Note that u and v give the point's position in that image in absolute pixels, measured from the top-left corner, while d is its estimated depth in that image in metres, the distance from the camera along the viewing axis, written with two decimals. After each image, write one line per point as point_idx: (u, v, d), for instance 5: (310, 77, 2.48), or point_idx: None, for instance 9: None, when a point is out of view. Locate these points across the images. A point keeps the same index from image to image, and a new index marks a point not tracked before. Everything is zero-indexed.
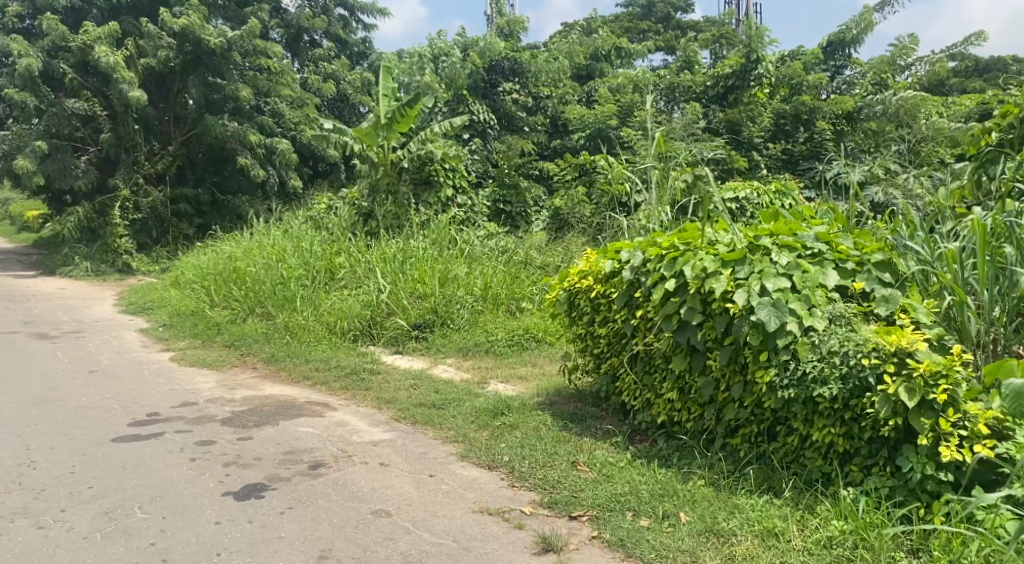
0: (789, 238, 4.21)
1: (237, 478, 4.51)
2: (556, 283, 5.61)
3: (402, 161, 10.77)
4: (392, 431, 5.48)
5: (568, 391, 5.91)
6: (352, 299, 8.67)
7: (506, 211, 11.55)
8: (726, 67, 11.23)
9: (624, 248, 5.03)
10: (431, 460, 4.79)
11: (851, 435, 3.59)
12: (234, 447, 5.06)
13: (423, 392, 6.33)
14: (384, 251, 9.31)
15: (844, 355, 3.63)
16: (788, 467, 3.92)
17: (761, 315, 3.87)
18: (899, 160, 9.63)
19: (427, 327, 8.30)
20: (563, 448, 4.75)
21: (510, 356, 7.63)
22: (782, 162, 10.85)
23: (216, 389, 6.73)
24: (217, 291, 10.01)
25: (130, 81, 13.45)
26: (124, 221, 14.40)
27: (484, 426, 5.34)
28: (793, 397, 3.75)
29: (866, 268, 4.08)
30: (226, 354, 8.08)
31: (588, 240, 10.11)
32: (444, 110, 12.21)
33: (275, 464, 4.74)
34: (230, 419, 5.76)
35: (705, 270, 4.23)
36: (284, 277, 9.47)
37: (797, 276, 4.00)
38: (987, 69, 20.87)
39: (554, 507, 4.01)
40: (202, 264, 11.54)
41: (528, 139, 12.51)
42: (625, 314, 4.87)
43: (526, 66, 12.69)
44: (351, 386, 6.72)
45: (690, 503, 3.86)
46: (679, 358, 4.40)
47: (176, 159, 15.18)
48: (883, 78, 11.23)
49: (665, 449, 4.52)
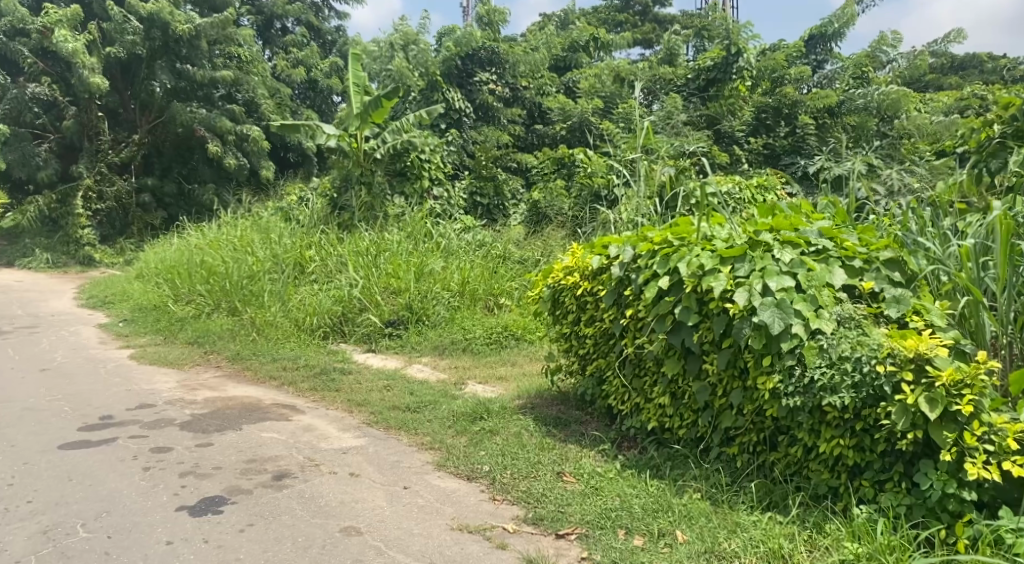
0: (791, 234, 3.93)
1: (193, 490, 4.14)
2: (540, 279, 5.30)
3: (375, 152, 10.23)
4: (363, 436, 5.13)
5: (551, 393, 5.61)
6: (323, 295, 8.28)
7: (483, 204, 11.18)
8: (707, 59, 11.12)
9: (612, 243, 4.72)
10: (406, 470, 4.45)
11: (862, 447, 3.33)
12: (191, 455, 4.68)
13: (397, 393, 5.98)
14: (357, 245, 8.93)
15: (856, 361, 3.35)
16: (790, 479, 3.65)
17: (764, 317, 3.57)
18: (881, 157, 9.48)
19: (401, 324, 7.96)
20: (546, 457, 4.44)
21: (488, 355, 7.31)
22: (764, 158, 10.41)
23: (176, 389, 6.34)
24: (182, 284, 9.57)
25: (92, 68, 12.92)
26: (86, 212, 13.77)
27: (461, 432, 5.01)
28: (799, 406, 3.47)
29: (875, 266, 3.79)
30: (188, 351, 7.67)
31: (567, 234, 9.80)
32: (418, 99, 11.81)
33: (235, 474, 4.38)
34: (189, 423, 5.37)
35: (702, 267, 3.94)
36: (252, 270, 9.06)
37: (803, 274, 3.71)
38: (963, 66, 20.82)
39: (539, 524, 3.71)
40: (166, 256, 11.09)
41: (505, 130, 12.20)
42: (613, 314, 4.56)
43: (504, 56, 12.34)
44: (320, 386, 6.35)
45: (686, 520, 3.58)
46: (672, 361, 4.12)
47: (141, 147, 14.50)
48: (865, 73, 10.84)
49: (656, 458, 4.23)
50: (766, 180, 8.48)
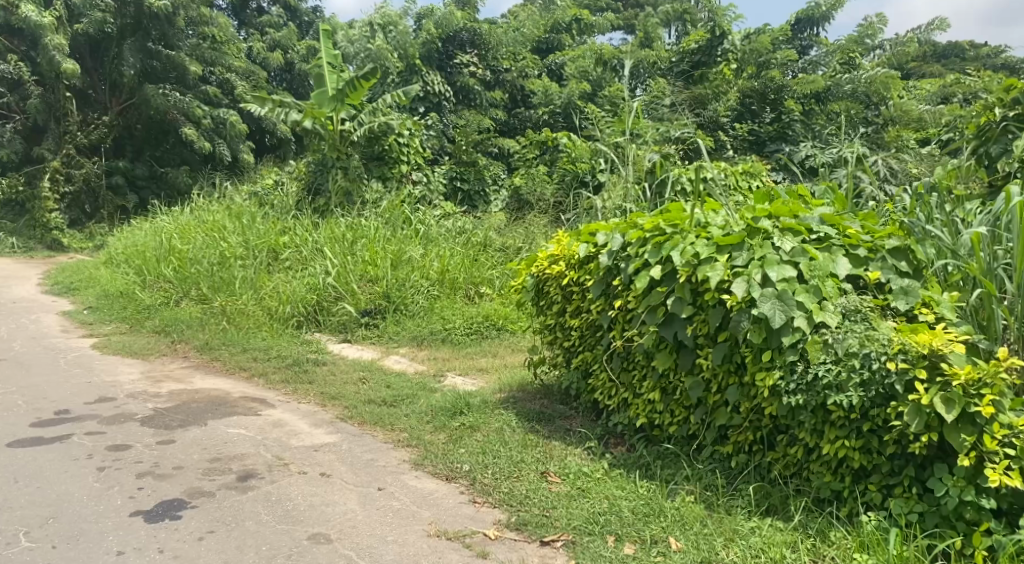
0: (791, 221, 3.70)
1: (150, 493, 3.86)
2: (523, 268, 5.05)
3: (352, 134, 9.92)
4: (336, 433, 4.85)
5: (534, 387, 5.37)
6: (296, 283, 7.97)
7: (463, 190, 10.86)
8: (692, 42, 11.06)
9: (599, 230, 4.47)
10: (380, 470, 4.18)
11: (869, 449, 3.11)
12: (151, 453, 4.39)
13: (372, 387, 5.70)
14: (333, 230, 8.62)
15: (864, 357, 3.12)
16: (790, 481, 3.44)
17: (765, 310, 3.36)
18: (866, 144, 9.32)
19: (378, 314, 7.66)
20: (530, 455, 4.20)
21: (469, 346, 7.08)
22: (749, 144, 10.10)
23: (140, 382, 6.02)
24: (150, 271, 9.20)
25: (64, 50, 12.45)
26: (53, 195, 13.25)
27: (440, 428, 4.74)
28: (801, 405, 3.25)
29: (881, 255, 3.54)
30: (155, 341, 7.33)
31: (550, 221, 9.54)
32: (395, 81, 11.38)
33: (196, 475, 4.09)
34: (151, 419, 5.06)
35: (697, 256, 3.71)
36: (223, 258, 8.74)
37: (804, 264, 3.48)
38: (945, 55, 20.68)
39: (522, 530, 3.46)
40: (136, 241, 10.70)
41: (486, 114, 11.85)
42: (601, 305, 4.31)
43: (486, 38, 12.09)
44: (292, 378, 6.07)
45: (680, 525, 3.35)
46: (664, 355, 3.88)
47: (111, 129, 13.97)
48: (852, 59, 10.60)
49: (645, 457, 4.00)
50: (752, 165, 8.17)
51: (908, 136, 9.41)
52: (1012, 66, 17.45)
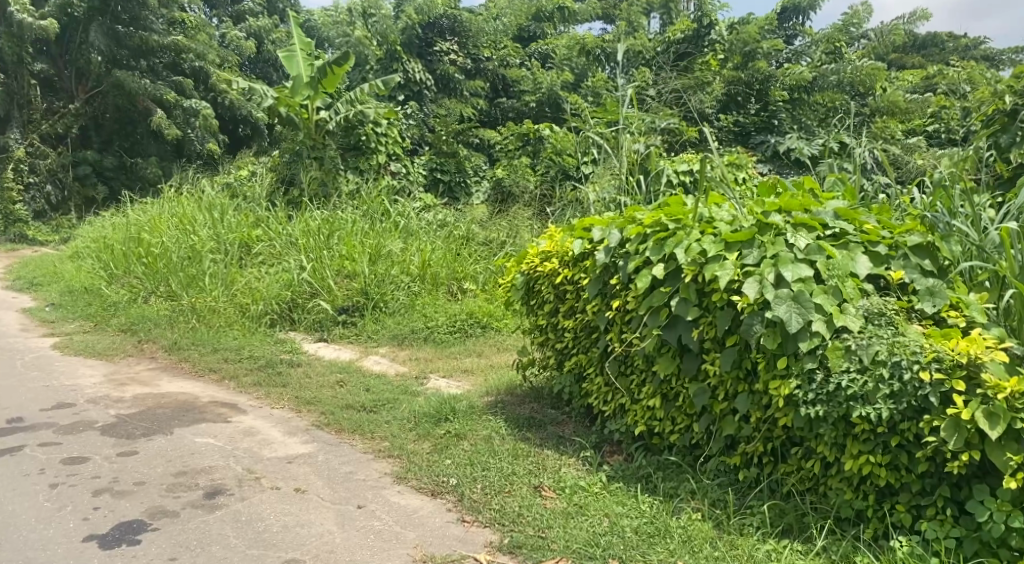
0: (804, 216, 3.43)
1: (107, 513, 3.52)
2: (512, 265, 4.74)
3: (327, 124, 9.53)
4: (312, 442, 4.53)
5: (523, 390, 5.08)
6: (270, 279, 7.62)
7: (444, 181, 10.47)
8: (676, 32, 10.62)
9: (595, 224, 4.17)
10: (360, 485, 3.86)
11: (896, 466, 2.88)
12: (110, 467, 4.04)
13: (351, 390, 5.38)
14: (308, 223, 8.24)
15: (893, 366, 2.87)
16: (806, 497, 3.19)
17: (780, 313, 3.08)
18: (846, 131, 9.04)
19: (356, 312, 7.33)
20: (522, 466, 3.90)
21: (453, 344, 6.77)
22: (734, 135, 9.76)
23: (102, 385, 5.65)
24: (117, 265, 8.81)
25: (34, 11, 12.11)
26: (18, 185, 12.72)
27: (423, 437, 4.43)
28: (821, 416, 2.98)
29: (903, 252, 3.29)
30: (120, 341, 6.95)
31: (535, 214, 9.23)
32: (376, 69, 11.05)
33: (159, 491, 3.76)
34: (112, 427, 4.71)
35: (704, 254, 3.43)
36: (194, 251, 8.34)
37: (821, 262, 3.20)
38: (923, 45, 20.04)
39: (516, 554, 3.18)
40: (103, 235, 10.26)
41: (467, 103, 11.51)
42: (597, 306, 4.02)
43: (466, 26, 11.65)
44: (265, 381, 5.73)
45: (689, 547, 3.08)
46: (666, 360, 3.60)
47: (79, 118, 13.54)
48: (837, 47, 10.22)
49: (645, 467, 3.72)
50: (738, 157, 7.59)
51: (894, 128, 8.99)
52: (992, 59, 17.29)
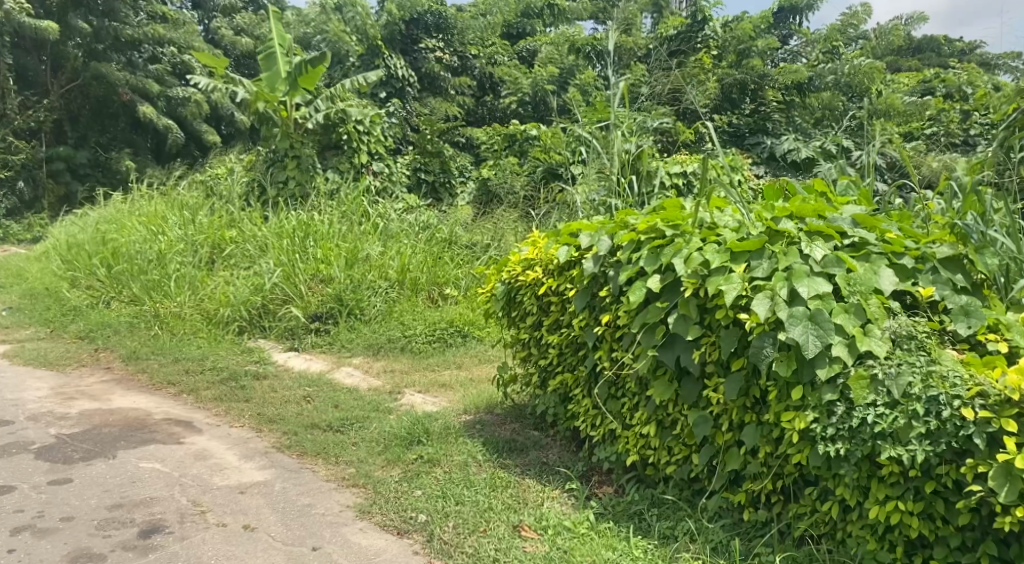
0: (820, 222, 3.03)
1: (23, 558, 3.10)
2: (492, 273, 4.32)
3: (306, 122, 9.05)
4: (270, 468, 4.08)
5: (504, 409, 4.67)
6: (239, 283, 7.18)
7: (428, 181, 10.05)
8: (668, 29, 9.98)
9: (581, 229, 3.75)
10: (319, 523, 3.42)
11: (931, 516, 2.50)
12: (38, 498, 3.61)
13: (318, 407, 4.94)
14: (282, 225, 7.76)
15: (929, 400, 2.49)
16: (822, 544, 2.80)
17: (795, 335, 2.69)
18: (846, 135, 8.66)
19: (330, 319, 6.89)
20: (499, 500, 3.48)
21: (432, 355, 6.34)
22: (728, 136, 9.32)
23: (48, 400, 5.20)
24: (80, 267, 8.32)
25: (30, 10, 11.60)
26: None
27: (392, 462, 4.00)
28: (842, 456, 2.60)
29: (932, 266, 2.89)
30: (75, 349, 6.49)
31: (521, 215, 8.74)
32: (358, 65, 10.54)
33: (88, 529, 3.32)
34: (49, 450, 4.26)
35: (707, 265, 3.03)
36: (160, 251, 7.87)
37: (841, 276, 2.81)
38: (920, 49, 19.72)
39: None
40: (69, 233, 9.75)
41: (452, 101, 11.11)
42: (584, 321, 3.60)
43: (452, 22, 11.24)
44: (226, 396, 5.28)
45: None
46: (662, 383, 3.19)
47: (53, 113, 12.87)
48: (834, 48, 9.85)
49: (637, 504, 3.31)
50: (736, 161, 7.12)
51: (894, 130, 8.57)
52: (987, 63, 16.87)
